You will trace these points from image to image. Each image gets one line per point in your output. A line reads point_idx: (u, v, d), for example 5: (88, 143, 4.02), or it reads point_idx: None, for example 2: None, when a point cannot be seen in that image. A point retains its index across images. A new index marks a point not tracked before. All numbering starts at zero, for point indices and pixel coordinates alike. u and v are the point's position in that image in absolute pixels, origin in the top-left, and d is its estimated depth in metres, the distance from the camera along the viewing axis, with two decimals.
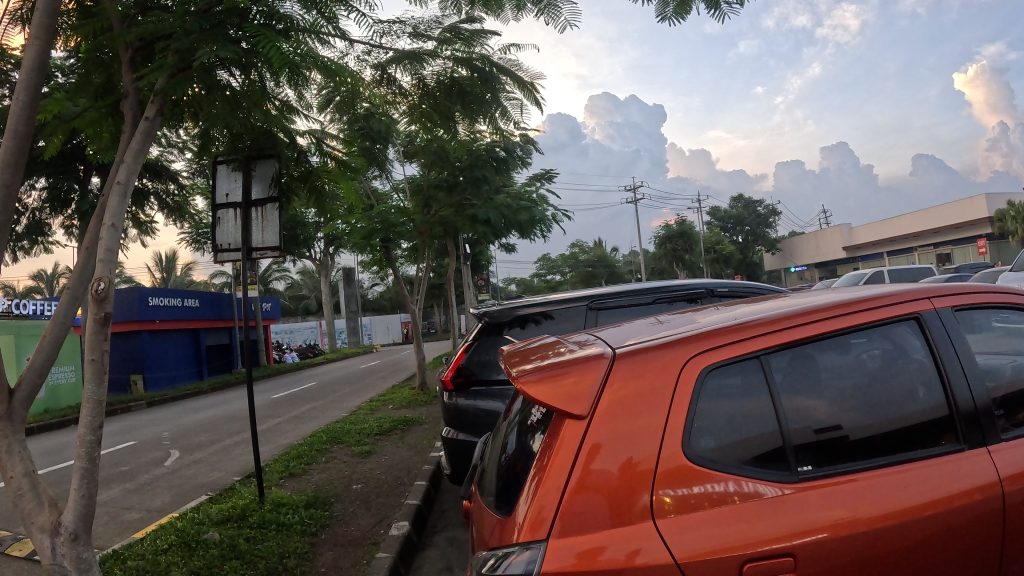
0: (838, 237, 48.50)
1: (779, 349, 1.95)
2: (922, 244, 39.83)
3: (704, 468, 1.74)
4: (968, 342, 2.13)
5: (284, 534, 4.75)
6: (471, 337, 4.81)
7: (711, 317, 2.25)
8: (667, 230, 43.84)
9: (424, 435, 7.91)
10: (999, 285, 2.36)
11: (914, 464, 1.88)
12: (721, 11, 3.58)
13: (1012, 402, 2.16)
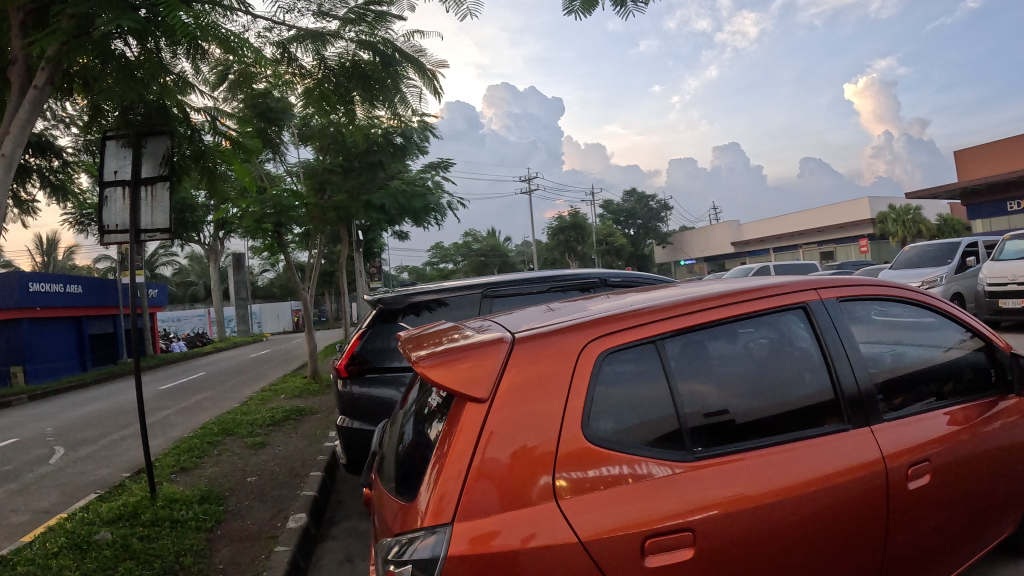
0: (726, 233, 50.22)
1: (673, 335, 1.99)
2: (805, 242, 41.66)
3: (603, 449, 1.77)
4: (851, 329, 2.25)
5: (180, 531, 4.59)
6: (365, 324, 4.75)
7: (601, 305, 2.28)
8: (559, 220, 44.28)
9: (318, 425, 7.78)
10: (876, 278, 2.49)
11: (802, 444, 1.99)
12: (625, 10, 3.63)
13: (891, 387, 2.28)
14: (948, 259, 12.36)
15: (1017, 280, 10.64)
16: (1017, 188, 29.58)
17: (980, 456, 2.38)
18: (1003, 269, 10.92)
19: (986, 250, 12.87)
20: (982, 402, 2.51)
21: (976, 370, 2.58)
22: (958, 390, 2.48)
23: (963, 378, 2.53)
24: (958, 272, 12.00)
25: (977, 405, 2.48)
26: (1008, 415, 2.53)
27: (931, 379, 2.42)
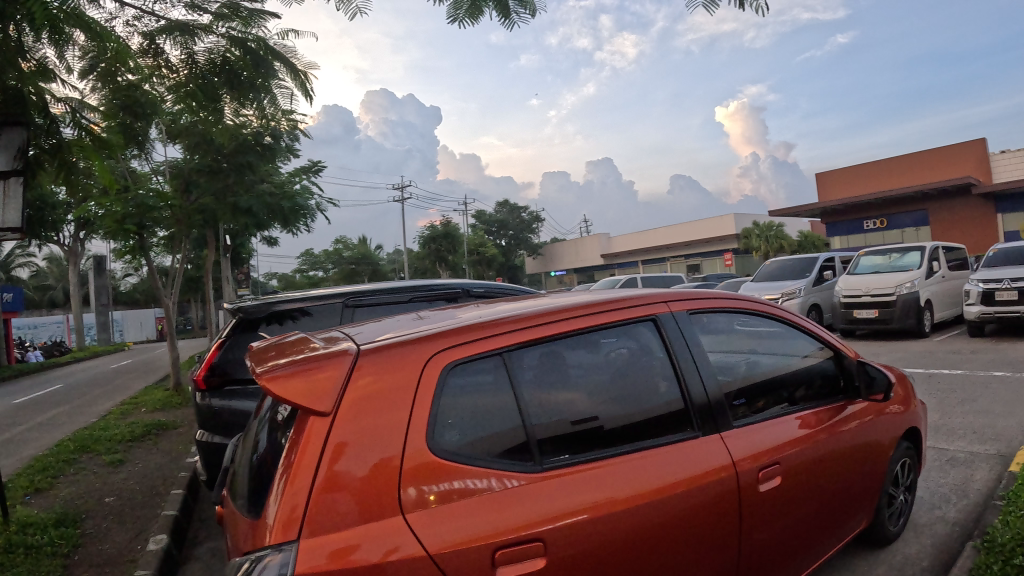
0: (597, 245, 51.61)
1: (525, 345, 1.97)
2: (674, 254, 43.26)
3: (451, 462, 1.73)
4: (700, 340, 2.29)
5: (34, 558, 4.28)
6: (223, 334, 4.54)
7: (470, 314, 2.27)
8: (431, 229, 44.29)
9: (181, 440, 7.46)
10: (728, 292, 2.57)
11: (650, 453, 2.01)
12: (510, 21, 3.65)
13: (747, 395, 2.36)
14: (805, 272, 13.05)
15: (870, 292, 11.31)
16: (872, 208, 32.01)
17: (829, 457, 2.49)
18: (857, 282, 11.58)
19: (840, 264, 13.71)
20: (831, 406, 2.63)
21: (826, 376, 2.70)
22: (810, 395, 2.59)
23: (815, 385, 2.64)
24: (815, 285, 12.72)
25: (827, 410, 2.59)
26: (854, 419, 2.66)
27: (785, 386, 2.52)
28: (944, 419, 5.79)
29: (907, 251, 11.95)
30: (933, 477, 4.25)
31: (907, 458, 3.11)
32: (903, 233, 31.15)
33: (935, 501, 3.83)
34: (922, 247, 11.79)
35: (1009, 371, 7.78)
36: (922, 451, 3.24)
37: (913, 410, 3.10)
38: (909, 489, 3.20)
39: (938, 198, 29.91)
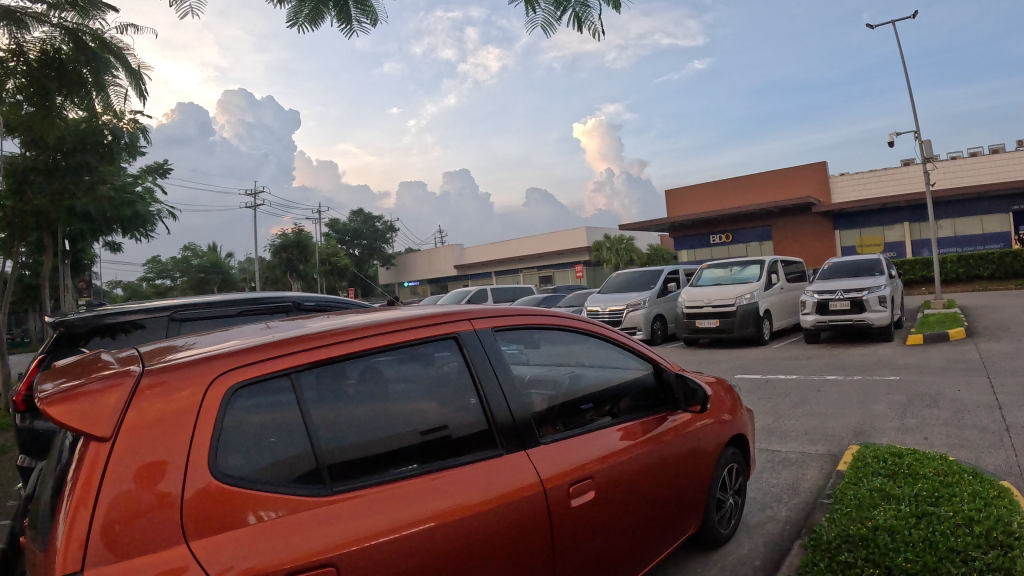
0: (451, 256, 52.32)
1: (325, 364, 1.96)
2: (527, 266, 44.59)
3: (237, 488, 1.69)
4: (504, 357, 2.36)
5: None
6: (41, 348, 4.28)
7: (322, 321, 2.30)
8: (283, 238, 43.43)
9: (10, 465, 6.99)
10: (540, 308, 2.67)
11: (448, 472, 2.03)
12: (351, 29, 3.73)
13: (565, 409, 2.49)
14: (651, 284, 13.69)
15: (711, 303, 11.84)
16: (718, 224, 36.03)
17: (647, 468, 2.61)
18: (699, 294, 12.12)
19: (684, 277, 14.46)
20: (651, 418, 2.77)
21: (644, 389, 2.83)
22: (631, 406, 2.74)
23: (635, 399, 2.78)
24: (660, 296, 13.39)
25: (645, 422, 2.72)
26: (673, 430, 2.80)
27: (606, 400, 2.65)
28: (776, 421, 6.17)
29: (747, 265, 12.70)
30: (766, 477, 4.52)
31: (734, 464, 3.31)
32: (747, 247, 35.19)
33: (768, 500, 4.08)
34: (761, 261, 12.56)
35: (838, 375, 8.42)
36: (751, 456, 3.45)
37: (738, 418, 3.29)
38: (739, 493, 3.40)
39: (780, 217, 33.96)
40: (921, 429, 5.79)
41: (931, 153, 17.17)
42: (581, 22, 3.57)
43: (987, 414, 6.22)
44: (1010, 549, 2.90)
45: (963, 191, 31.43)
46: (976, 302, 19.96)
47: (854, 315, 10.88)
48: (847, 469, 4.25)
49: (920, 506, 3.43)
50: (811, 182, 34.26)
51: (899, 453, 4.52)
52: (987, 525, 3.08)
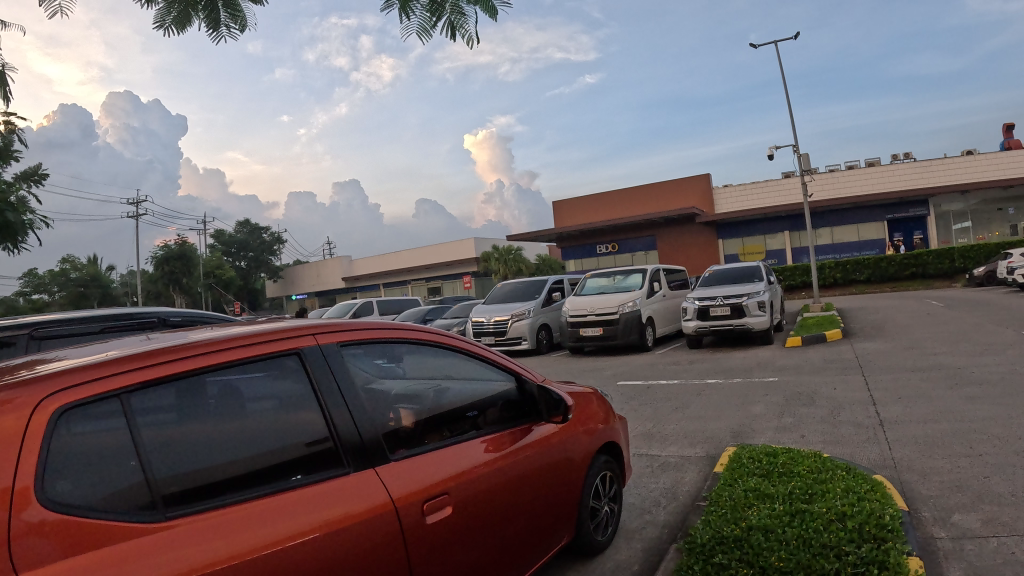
0: (340, 267, 52.16)
1: (155, 384, 1.85)
2: (416, 277, 46.03)
3: (68, 517, 1.60)
4: (350, 372, 2.26)
5: None
6: None
7: (202, 332, 2.23)
8: (166, 250, 42.04)
9: None
10: (403, 321, 2.60)
11: (296, 494, 1.94)
12: (218, 34, 3.72)
13: (428, 425, 2.42)
14: (535, 293, 14.02)
15: (595, 311, 12.12)
16: (605, 233, 37.19)
17: (514, 481, 2.57)
18: (583, 303, 12.40)
19: (569, 285, 14.83)
20: (515, 430, 2.72)
21: (508, 402, 2.78)
22: (498, 417, 2.68)
23: (501, 409, 2.73)
24: (545, 306, 13.75)
25: (510, 434, 2.67)
26: (539, 442, 2.76)
27: (471, 412, 2.60)
28: (657, 426, 6.40)
29: (630, 273, 13.11)
30: (646, 482, 4.70)
31: (607, 471, 3.41)
32: (633, 257, 36.53)
33: (647, 505, 4.25)
34: (643, 269, 13.04)
35: (718, 378, 8.78)
36: (625, 463, 3.62)
37: (603, 427, 3.32)
38: (614, 498, 3.54)
39: (663, 230, 35.61)
40: (798, 427, 6.11)
41: (807, 166, 18.13)
42: (455, 31, 3.61)
43: (862, 410, 6.63)
44: (883, 542, 3.21)
45: (841, 201, 33.31)
46: (851, 305, 21.18)
47: (735, 320, 11.34)
48: (724, 471, 4.47)
49: (793, 503, 3.65)
50: (694, 194, 35.76)
51: (774, 452, 4.78)
52: (861, 520, 3.38)
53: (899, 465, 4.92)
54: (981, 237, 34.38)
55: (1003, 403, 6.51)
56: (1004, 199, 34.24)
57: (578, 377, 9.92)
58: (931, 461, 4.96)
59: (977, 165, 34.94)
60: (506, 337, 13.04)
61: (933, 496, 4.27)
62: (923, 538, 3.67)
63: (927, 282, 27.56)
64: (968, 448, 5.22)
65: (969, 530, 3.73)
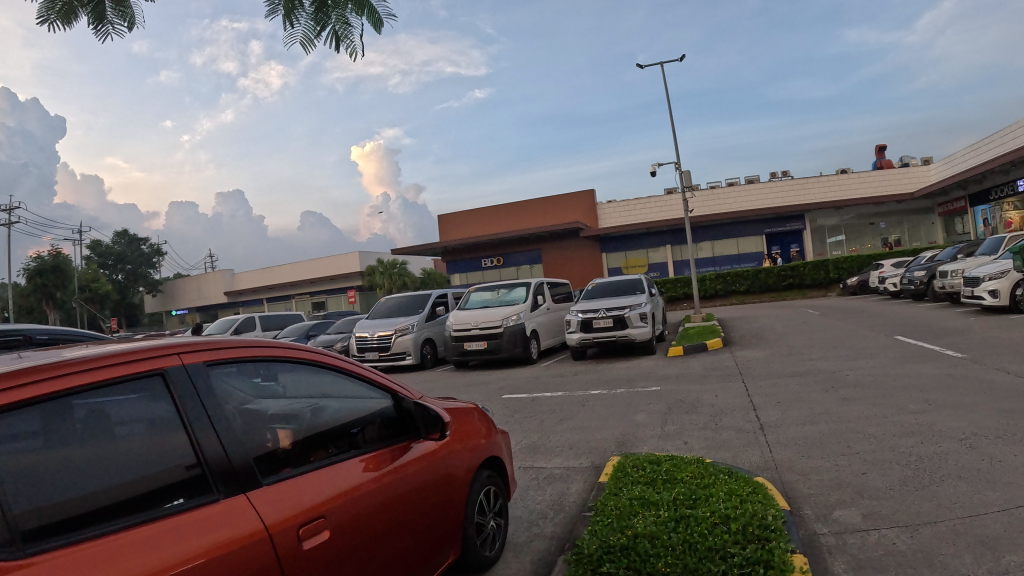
0: (222, 281, 50.64)
1: (21, 407, 1.68)
2: (300, 292, 46.29)
3: None
4: (217, 392, 2.12)
5: None
6: None
7: (71, 352, 2.07)
8: (36, 263, 39.59)
9: None
10: (275, 339, 2.49)
11: (168, 523, 1.81)
12: (103, 30, 3.62)
13: (305, 447, 2.33)
14: (419, 308, 14.09)
15: (479, 325, 12.23)
16: (490, 247, 37.37)
17: (400, 497, 2.53)
18: (467, 317, 12.47)
19: (451, 300, 14.97)
20: (396, 447, 2.69)
21: (386, 419, 2.74)
22: (377, 435, 2.63)
23: (377, 430, 2.66)
24: (428, 320, 13.85)
25: (392, 451, 2.64)
26: (421, 458, 2.74)
27: (346, 433, 2.52)
28: (541, 439, 6.52)
29: (514, 287, 13.34)
30: (532, 495, 4.81)
31: (491, 486, 3.45)
32: (517, 271, 37.03)
33: (534, 518, 4.36)
34: (527, 283, 13.32)
35: (602, 389, 9.01)
36: (509, 479, 3.71)
37: (483, 443, 3.34)
38: (500, 513, 3.58)
39: (547, 243, 36.38)
40: (680, 434, 6.35)
41: (686, 184, 18.85)
42: (341, 40, 3.59)
43: (743, 415, 6.96)
44: (767, 542, 3.43)
45: (722, 215, 34.71)
46: (729, 316, 22.07)
47: (617, 332, 11.68)
48: (609, 480, 4.62)
49: (678, 510, 3.83)
50: (580, 209, 36.58)
51: (657, 459, 4.98)
52: (744, 522, 3.59)
53: (779, 467, 5.19)
54: (852, 249, 36.52)
55: (870, 404, 6.97)
56: (872, 215, 36.48)
57: (464, 391, 9.97)
58: (811, 461, 5.27)
59: (847, 184, 37.09)
60: (389, 353, 12.98)
61: (814, 494, 4.54)
62: (806, 535, 3.91)
63: (803, 292, 29.13)
64: (842, 446, 5.58)
65: (849, 524, 4.00)
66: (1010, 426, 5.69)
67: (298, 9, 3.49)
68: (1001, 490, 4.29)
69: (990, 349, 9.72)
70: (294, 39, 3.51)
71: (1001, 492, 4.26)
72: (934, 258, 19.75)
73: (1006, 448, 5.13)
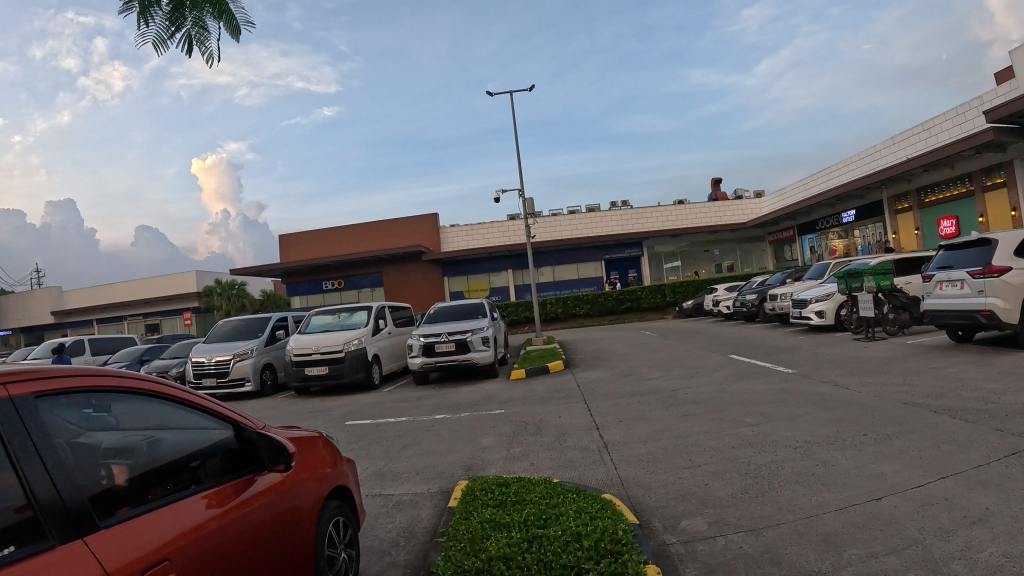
0: (45, 301, 47.22)
1: None
2: (131, 313, 43.97)
3: None
4: (47, 427, 2.04)
5: None
6: None
7: None
8: None
9: None
10: (110, 368, 2.41)
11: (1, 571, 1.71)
12: None
13: (140, 484, 2.26)
14: (257, 331, 13.71)
15: (320, 350, 12.01)
16: (330, 270, 36.75)
17: (247, 531, 2.50)
18: (306, 341, 12.21)
19: (291, 324, 14.68)
20: (239, 481, 2.65)
21: (227, 451, 2.70)
22: (218, 469, 2.60)
23: (218, 462, 2.62)
24: (267, 344, 13.52)
25: (234, 485, 2.61)
26: (266, 491, 2.72)
27: (185, 468, 2.47)
28: (389, 465, 6.53)
29: (355, 311, 13.25)
30: (382, 523, 4.81)
31: (340, 516, 3.42)
32: (359, 293, 36.59)
33: (386, 547, 4.36)
34: (369, 307, 13.25)
35: (446, 414, 9.07)
36: (358, 506, 3.70)
37: (329, 471, 3.33)
38: (351, 544, 3.50)
39: (389, 265, 36.23)
40: (526, 455, 6.53)
41: (531, 209, 19.22)
42: (194, 44, 3.47)
43: (585, 435, 7.23)
44: (619, 555, 3.60)
45: (565, 241, 35.72)
46: (572, 338, 22.79)
47: (459, 356, 11.82)
48: (458, 505, 4.68)
49: (530, 530, 3.95)
50: (424, 233, 36.66)
51: (505, 481, 5.10)
52: (596, 538, 3.76)
53: (625, 482, 5.44)
54: (688, 275, 38.50)
55: (709, 419, 7.38)
56: (707, 242, 38.57)
57: (305, 418, 9.77)
58: (654, 476, 5.55)
59: (684, 213, 39.07)
60: (227, 379, 12.54)
61: (660, 507, 4.77)
62: (657, 545, 4.10)
63: (641, 315, 30.43)
64: (685, 460, 5.91)
65: (696, 533, 4.25)
66: (837, 433, 6.20)
67: (154, 7, 3.37)
68: (832, 492, 4.71)
69: (816, 365, 10.54)
70: (146, 38, 3.37)
71: (834, 493, 4.67)
72: (764, 283, 21.11)
73: (836, 453, 5.60)
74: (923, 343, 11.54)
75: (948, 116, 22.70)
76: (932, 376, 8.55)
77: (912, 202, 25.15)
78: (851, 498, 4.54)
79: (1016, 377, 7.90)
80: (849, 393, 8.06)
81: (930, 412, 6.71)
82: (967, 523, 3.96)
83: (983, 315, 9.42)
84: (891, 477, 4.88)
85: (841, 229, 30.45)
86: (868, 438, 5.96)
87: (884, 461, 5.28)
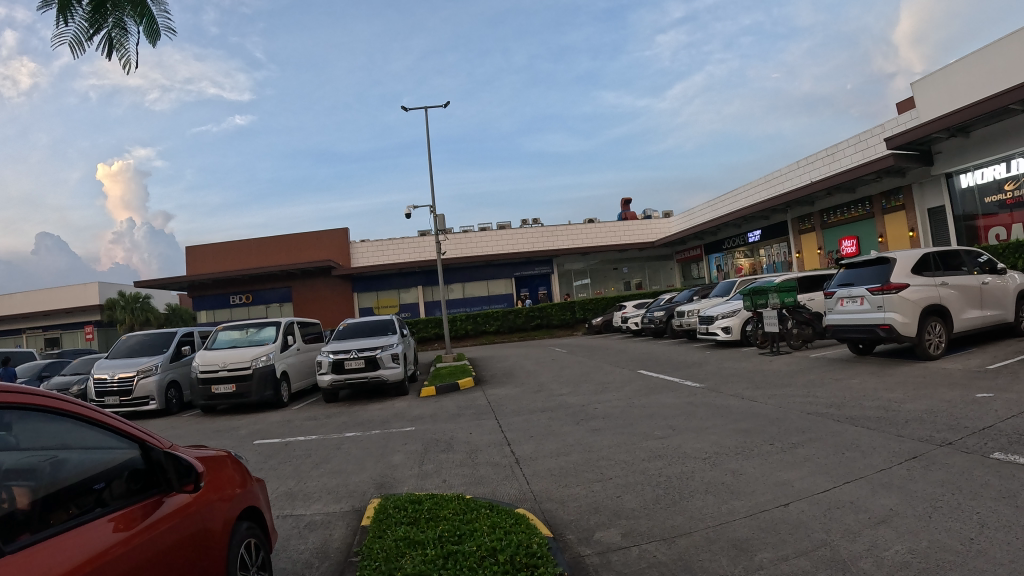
0: None
1: None
2: (28, 327, 41.82)
3: None
4: None
5: None
6: None
7: None
8: None
9: None
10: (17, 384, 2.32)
11: None
12: None
13: (43, 506, 2.18)
14: (162, 347, 13.26)
15: (227, 366, 11.68)
16: (238, 284, 35.88)
17: (154, 554, 2.41)
18: (213, 358, 11.86)
19: (197, 339, 14.25)
20: (145, 503, 2.57)
21: (132, 472, 2.62)
22: (124, 491, 2.52)
23: (123, 483, 2.54)
24: (173, 361, 13.09)
25: (142, 507, 2.52)
26: (174, 513, 2.63)
27: (89, 490, 2.38)
28: (299, 485, 6.39)
29: (263, 327, 12.94)
30: (294, 544, 4.70)
31: (251, 538, 3.34)
32: (266, 309, 35.81)
33: (299, 568, 4.27)
34: (277, 323, 12.98)
35: (357, 431, 8.95)
36: (269, 527, 3.61)
37: (238, 492, 3.25)
38: (263, 567, 3.41)
39: (298, 280, 35.61)
40: (438, 472, 6.50)
41: (444, 225, 19.19)
42: (114, 47, 3.34)
43: (497, 450, 7.24)
44: (535, 568, 3.63)
45: (478, 257, 35.79)
46: (482, 354, 22.78)
47: (369, 373, 11.69)
48: (371, 524, 4.63)
49: (444, 547, 3.93)
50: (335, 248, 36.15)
51: (417, 499, 5.06)
52: (511, 553, 3.77)
53: (538, 497, 5.47)
54: (597, 292, 39.06)
55: (620, 433, 7.49)
56: (616, 261, 39.22)
57: (211, 438, 9.48)
58: (567, 489, 5.60)
59: (594, 232, 39.72)
60: (130, 398, 12.08)
61: (574, 520, 4.82)
62: (573, 557, 4.15)
63: (551, 331, 30.70)
64: (596, 473, 5.98)
65: (611, 544, 4.31)
66: (745, 444, 6.38)
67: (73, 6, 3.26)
68: (740, 499, 4.85)
69: (721, 379, 10.83)
70: (64, 37, 3.24)
71: (743, 501, 4.81)
72: (672, 301, 21.60)
73: (743, 462, 5.77)
74: (825, 357, 12.00)
75: (850, 142, 23.74)
76: (834, 387, 8.90)
77: (815, 223, 26.18)
78: (759, 505, 4.69)
79: (911, 386, 8.29)
80: (756, 405, 8.30)
81: (833, 421, 6.97)
82: (873, 523, 4.15)
83: (882, 329, 9.87)
84: (799, 483, 5.07)
85: (747, 248, 31.47)
86: (774, 447, 6.17)
87: (789, 468, 5.47)
